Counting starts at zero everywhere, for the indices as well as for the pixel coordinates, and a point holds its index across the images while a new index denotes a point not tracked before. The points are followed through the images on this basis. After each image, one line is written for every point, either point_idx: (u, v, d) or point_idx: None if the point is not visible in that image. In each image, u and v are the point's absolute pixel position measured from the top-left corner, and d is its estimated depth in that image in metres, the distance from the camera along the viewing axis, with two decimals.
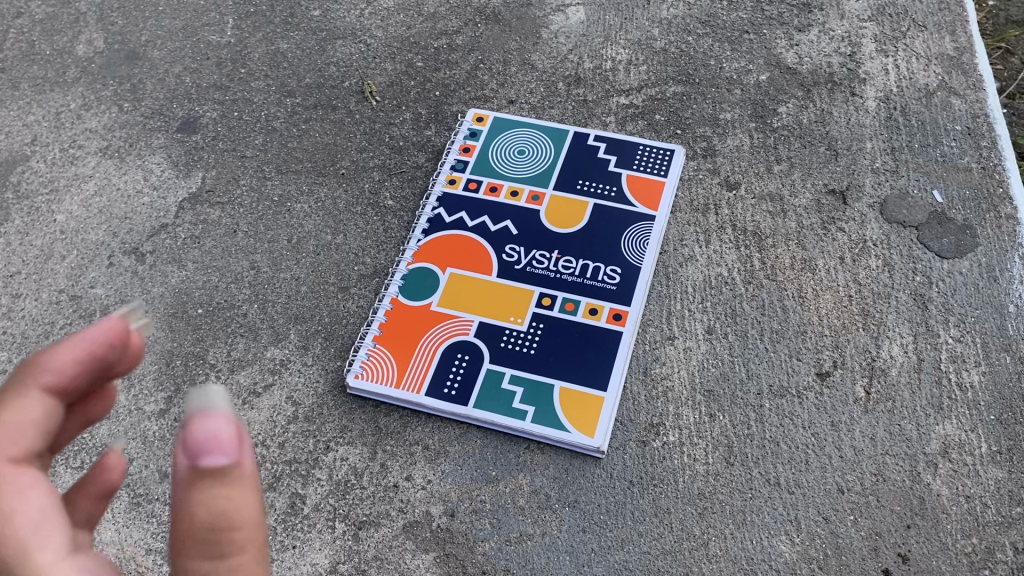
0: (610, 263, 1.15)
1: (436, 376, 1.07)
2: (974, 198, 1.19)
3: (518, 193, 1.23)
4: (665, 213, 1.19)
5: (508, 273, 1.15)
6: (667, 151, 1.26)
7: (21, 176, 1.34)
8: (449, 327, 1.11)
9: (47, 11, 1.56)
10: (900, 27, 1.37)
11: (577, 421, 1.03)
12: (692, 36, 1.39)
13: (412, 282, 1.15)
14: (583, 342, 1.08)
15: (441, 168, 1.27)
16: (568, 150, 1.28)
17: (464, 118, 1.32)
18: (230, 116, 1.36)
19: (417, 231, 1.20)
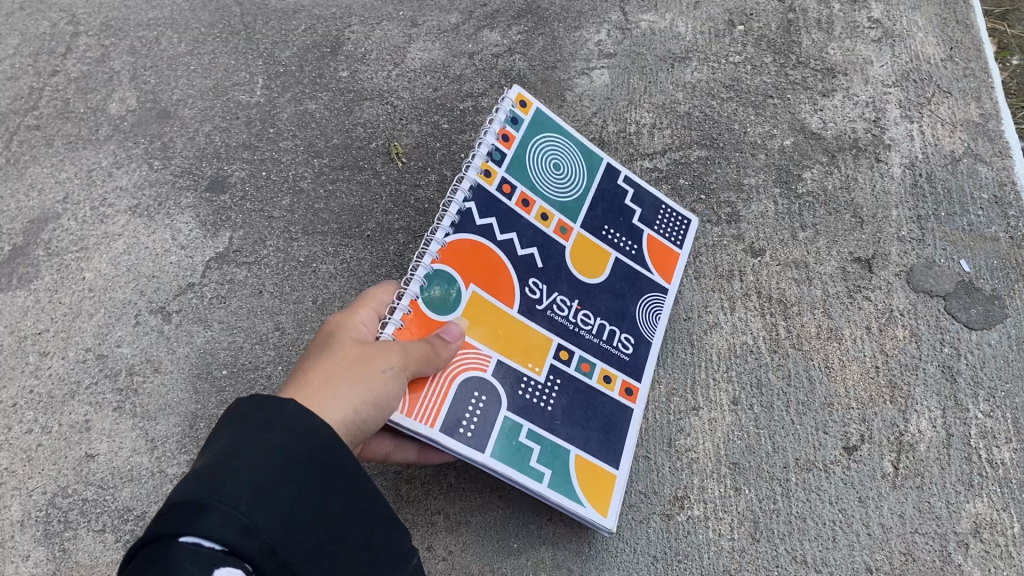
0: (625, 329, 1.09)
1: (451, 413, 0.91)
2: (1002, 268, 1.18)
3: (547, 217, 1.11)
4: (677, 289, 1.16)
5: (530, 313, 1.03)
6: (687, 219, 1.22)
7: (53, 234, 1.37)
8: (469, 356, 0.96)
9: (82, 69, 1.60)
10: (925, 93, 1.38)
11: (590, 498, 0.97)
12: (716, 100, 1.40)
13: (434, 284, 0.97)
14: (600, 413, 1.03)
15: (478, 150, 1.08)
16: (596, 183, 1.18)
17: (508, 95, 1.13)
18: (258, 175, 1.37)
19: (446, 221, 1.00)
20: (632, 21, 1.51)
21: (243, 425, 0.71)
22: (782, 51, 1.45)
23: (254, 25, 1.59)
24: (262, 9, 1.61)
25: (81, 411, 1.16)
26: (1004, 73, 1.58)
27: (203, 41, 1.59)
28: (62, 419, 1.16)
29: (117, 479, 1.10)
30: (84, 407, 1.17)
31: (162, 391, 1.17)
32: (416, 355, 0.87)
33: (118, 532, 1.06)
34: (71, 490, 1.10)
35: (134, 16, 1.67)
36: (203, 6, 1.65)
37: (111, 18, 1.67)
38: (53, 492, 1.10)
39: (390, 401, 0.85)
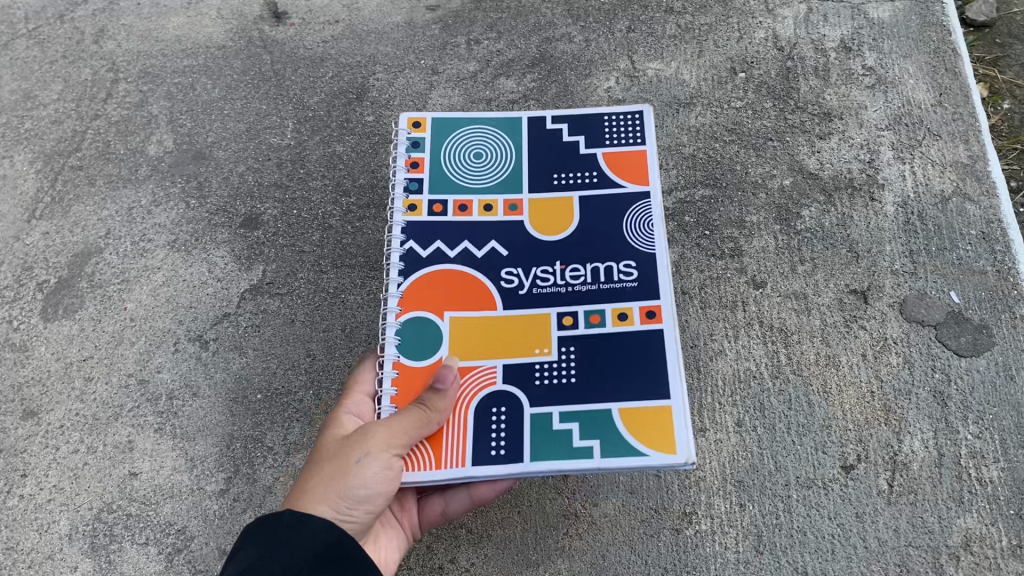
0: (622, 258, 1.07)
1: (477, 440, 0.97)
2: (989, 300, 1.25)
3: (492, 205, 1.13)
4: (657, 183, 1.13)
5: (514, 301, 1.06)
6: (636, 113, 1.19)
7: (96, 267, 1.45)
8: (474, 379, 1.01)
9: (122, 113, 1.70)
10: (916, 137, 1.46)
11: (652, 442, 0.95)
12: (719, 143, 1.49)
13: (410, 339, 1.04)
14: (628, 355, 1.01)
15: (395, 194, 1.14)
16: (527, 138, 1.19)
17: (400, 127, 1.19)
18: (289, 213, 1.46)
19: (394, 276, 1.08)
20: (640, 69, 1.61)
21: (251, 544, 0.83)
22: (781, 97, 1.54)
23: (284, 73, 1.69)
24: (291, 56, 1.71)
25: (124, 433, 1.24)
26: (994, 117, 1.69)
27: (236, 87, 1.69)
28: (106, 439, 1.24)
29: (159, 495, 1.18)
30: (126, 429, 1.25)
31: (200, 414, 1.25)
32: (398, 430, 0.92)
33: (160, 545, 1.14)
34: (116, 506, 1.18)
35: (170, 63, 1.77)
36: (235, 53, 1.75)
37: (149, 65, 1.78)
38: (99, 507, 1.18)
39: (386, 478, 0.92)
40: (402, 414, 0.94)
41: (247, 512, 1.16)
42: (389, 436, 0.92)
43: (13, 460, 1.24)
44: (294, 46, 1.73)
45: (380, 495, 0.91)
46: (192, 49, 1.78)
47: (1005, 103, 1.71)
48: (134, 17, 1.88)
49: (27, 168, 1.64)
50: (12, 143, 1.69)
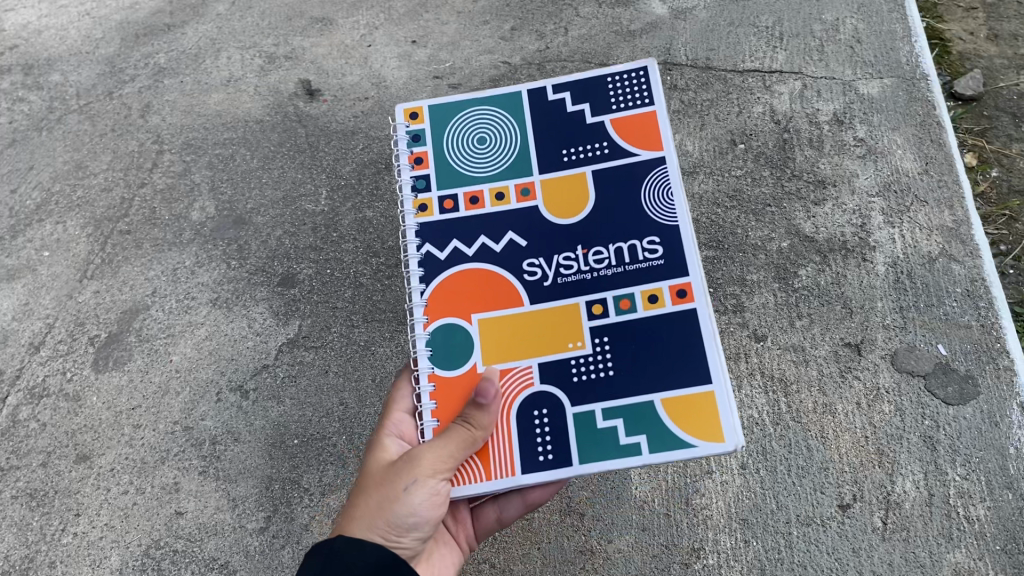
0: (646, 235, 0.98)
1: (523, 447, 0.94)
2: (975, 352, 1.34)
3: (504, 192, 1.05)
4: (672, 146, 1.02)
5: (540, 294, 0.99)
6: (640, 69, 1.06)
7: (143, 323, 1.57)
8: (512, 383, 0.97)
9: (167, 181, 1.83)
10: (904, 203, 1.58)
11: (699, 431, 0.90)
12: (720, 208, 1.61)
13: (440, 348, 1.00)
14: (665, 340, 0.95)
15: (401, 193, 1.06)
16: (529, 111, 1.08)
17: (396, 118, 1.10)
18: (323, 273, 1.58)
19: (415, 284, 1.02)
20: None
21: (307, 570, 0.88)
22: (778, 166, 1.67)
23: (317, 145, 1.82)
24: (324, 129, 1.85)
25: (171, 475, 1.35)
26: (984, 185, 1.81)
27: (273, 158, 1.82)
28: (154, 481, 1.35)
29: (203, 533, 1.29)
30: (173, 471, 1.35)
31: (241, 457, 1.35)
32: (442, 456, 0.91)
33: None
34: (163, 542, 1.29)
35: (211, 136, 1.91)
36: (272, 127, 1.89)
37: (192, 137, 1.92)
38: (148, 544, 1.29)
39: (434, 502, 0.92)
40: (447, 436, 0.92)
41: (285, 548, 1.26)
42: (434, 463, 0.91)
43: (69, 501, 1.35)
44: (327, 121, 1.87)
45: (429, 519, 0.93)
46: (231, 122, 1.93)
47: (994, 171, 1.83)
48: (178, 93, 2.04)
49: (79, 232, 1.77)
50: (64, 210, 1.83)
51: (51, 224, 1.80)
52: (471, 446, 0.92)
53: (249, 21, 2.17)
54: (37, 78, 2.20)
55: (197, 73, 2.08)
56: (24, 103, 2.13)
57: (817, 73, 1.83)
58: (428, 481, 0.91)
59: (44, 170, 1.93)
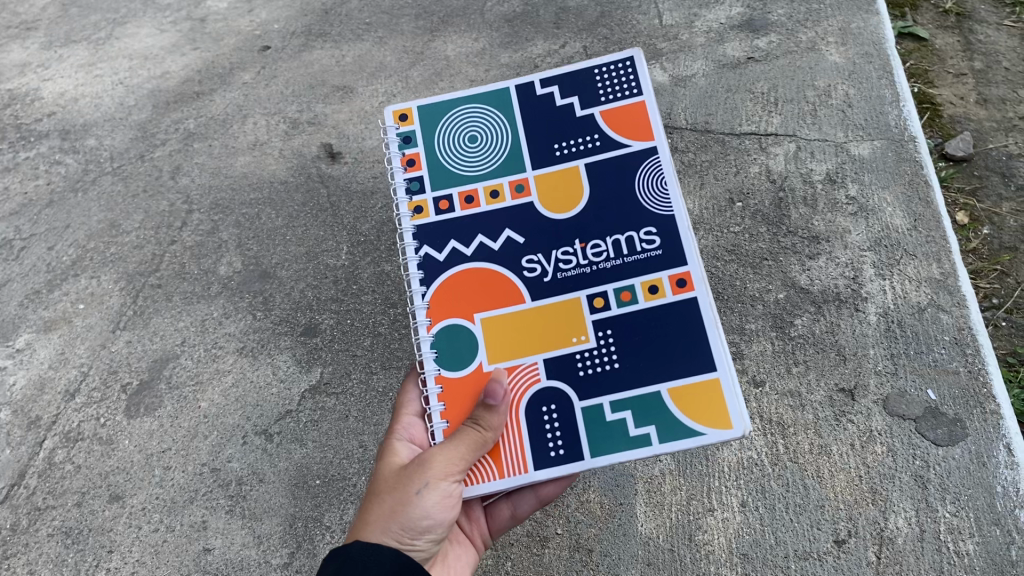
0: (642, 227, 1.07)
1: (535, 444, 1.03)
2: (963, 396, 1.42)
3: (499, 190, 1.13)
4: (662, 136, 1.11)
5: (541, 290, 1.08)
6: (626, 60, 1.13)
7: (173, 371, 1.66)
8: (520, 379, 1.06)
9: (196, 238, 1.94)
10: (894, 256, 1.66)
11: (706, 419, 1.00)
12: (719, 261, 1.72)
13: (445, 350, 1.09)
14: (667, 328, 1.04)
15: (397, 196, 1.15)
16: (519, 106, 1.16)
17: (387, 122, 1.18)
18: (344, 322, 1.67)
19: (417, 286, 1.11)
20: None
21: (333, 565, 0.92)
22: (774, 223, 1.78)
23: (338, 203, 1.93)
24: (345, 189, 1.96)
25: (199, 514, 1.42)
26: (975, 243, 1.89)
27: (297, 216, 1.93)
28: (183, 519, 1.42)
29: (230, 568, 1.36)
30: (201, 510, 1.43)
31: (266, 497, 1.42)
32: (454, 458, 0.99)
33: None
34: None
35: (238, 195, 2.02)
36: (296, 187, 2.00)
37: (220, 197, 2.03)
38: None
39: (446, 504, 1.00)
40: (459, 438, 1.00)
41: None
42: (446, 465, 0.99)
43: (102, 538, 1.42)
44: (348, 181, 1.98)
45: (442, 521, 1.00)
46: (257, 183, 2.04)
47: (985, 228, 1.92)
48: (206, 156, 2.16)
49: (113, 286, 1.87)
50: (98, 265, 1.93)
51: (86, 278, 1.90)
52: (481, 446, 1.01)
53: (275, 89, 2.32)
54: (73, 143, 2.33)
55: (225, 137, 2.21)
56: (61, 166, 2.26)
57: (810, 136, 1.96)
58: (441, 482, 0.99)
59: (79, 228, 2.04)
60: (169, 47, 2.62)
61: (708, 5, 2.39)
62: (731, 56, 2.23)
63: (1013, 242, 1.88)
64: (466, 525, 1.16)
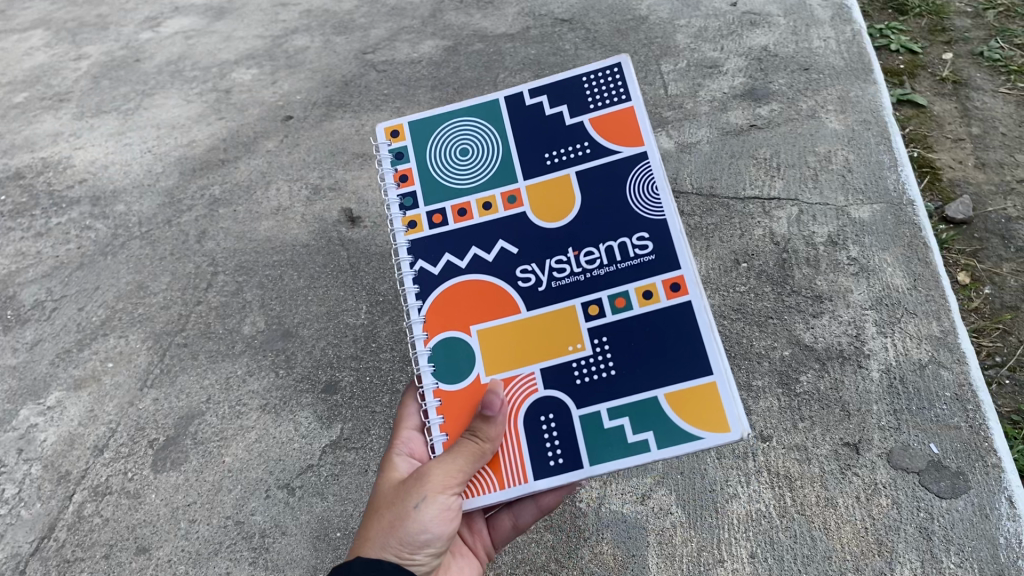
0: (635, 234, 1.11)
1: (533, 456, 1.08)
2: (965, 450, 1.46)
3: (491, 202, 1.19)
4: (652, 141, 1.15)
5: (535, 300, 1.13)
6: (614, 66, 1.17)
7: (198, 427, 1.71)
8: (517, 389, 1.11)
9: (221, 299, 2.02)
10: (895, 314, 1.72)
11: (705, 424, 1.03)
12: (726, 320, 1.78)
13: (442, 364, 1.15)
14: (662, 333, 1.08)
15: (392, 212, 1.21)
16: (509, 118, 1.21)
17: (380, 139, 1.25)
18: (364, 379, 1.73)
19: (413, 301, 1.17)
20: None
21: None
22: (778, 283, 1.85)
23: (358, 265, 2.01)
24: (364, 252, 2.04)
25: (223, 565, 1.46)
26: (976, 302, 1.94)
27: (318, 277, 2.01)
28: (207, 571, 1.46)
29: None
30: (225, 562, 1.47)
31: (288, 549, 1.47)
32: (451, 471, 1.03)
33: None
34: None
35: (262, 258, 2.11)
36: (317, 250, 2.09)
37: (244, 260, 2.12)
38: None
39: (445, 518, 1.04)
40: (458, 451, 1.05)
41: None
42: (444, 480, 1.03)
43: None
44: (367, 244, 2.06)
45: (442, 533, 1.04)
46: (280, 246, 2.13)
47: (986, 288, 1.97)
48: (231, 221, 2.25)
49: (140, 345, 1.94)
50: (127, 325, 2.00)
51: (115, 337, 1.98)
52: (479, 458, 1.05)
53: (297, 157, 2.42)
54: (103, 208, 2.42)
55: (249, 203, 2.30)
56: (91, 231, 2.34)
57: (812, 199, 2.04)
58: (439, 497, 1.03)
59: (109, 290, 2.12)
60: (196, 117, 2.75)
61: (712, 75, 2.56)
62: (734, 124, 2.35)
63: (1014, 301, 1.93)
64: (468, 538, 1.22)
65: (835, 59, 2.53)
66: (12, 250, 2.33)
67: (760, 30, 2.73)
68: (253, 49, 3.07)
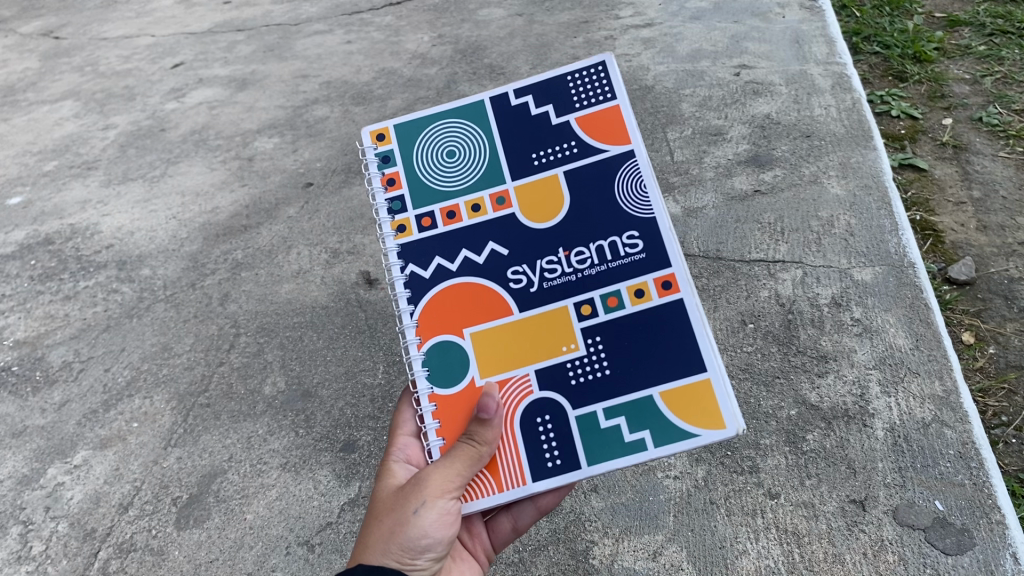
0: (626, 233, 1.20)
1: (530, 458, 1.17)
2: (969, 506, 1.49)
3: (481, 204, 1.28)
4: (638, 138, 1.24)
5: (526, 300, 1.22)
6: (599, 64, 1.26)
7: (220, 485, 1.76)
8: (513, 390, 1.19)
9: (243, 360, 2.08)
10: (898, 374, 1.77)
11: (700, 422, 1.13)
12: (734, 379, 1.83)
13: (434, 368, 1.23)
14: (655, 330, 1.18)
15: (382, 217, 1.30)
16: (495, 118, 1.30)
17: (368, 144, 1.33)
18: (381, 437, 1.78)
19: (406, 306, 1.25)
20: None
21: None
22: (784, 343, 1.90)
23: (376, 326, 2.08)
24: (381, 314, 2.11)
25: None
26: (981, 361, 1.98)
27: (337, 338, 2.07)
28: None
29: None
30: None
31: None
32: (448, 476, 1.11)
33: None
34: None
35: (283, 320, 2.18)
36: (336, 311, 2.16)
37: (265, 322, 2.19)
38: None
39: (444, 521, 1.11)
40: (455, 455, 1.12)
41: None
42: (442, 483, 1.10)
43: None
44: (384, 306, 2.13)
45: (441, 538, 1.10)
46: (300, 308, 2.20)
47: (990, 348, 2.02)
48: (253, 284, 2.33)
49: (165, 405, 2.00)
50: (151, 386, 2.07)
51: (140, 398, 2.04)
52: (476, 461, 1.13)
53: (317, 222, 2.51)
54: (129, 272, 2.51)
55: (271, 267, 2.38)
56: (118, 294, 2.43)
57: (816, 262, 2.11)
58: (438, 499, 1.10)
59: (134, 351, 2.19)
60: (219, 184, 2.85)
61: (717, 142, 2.66)
62: (739, 189, 2.43)
63: (1019, 361, 1.97)
64: (467, 541, 1.29)
65: (836, 126, 2.62)
66: (41, 313, 2.41)
67: (763, 99, 2.83)
68: (275, 119, 3.19)
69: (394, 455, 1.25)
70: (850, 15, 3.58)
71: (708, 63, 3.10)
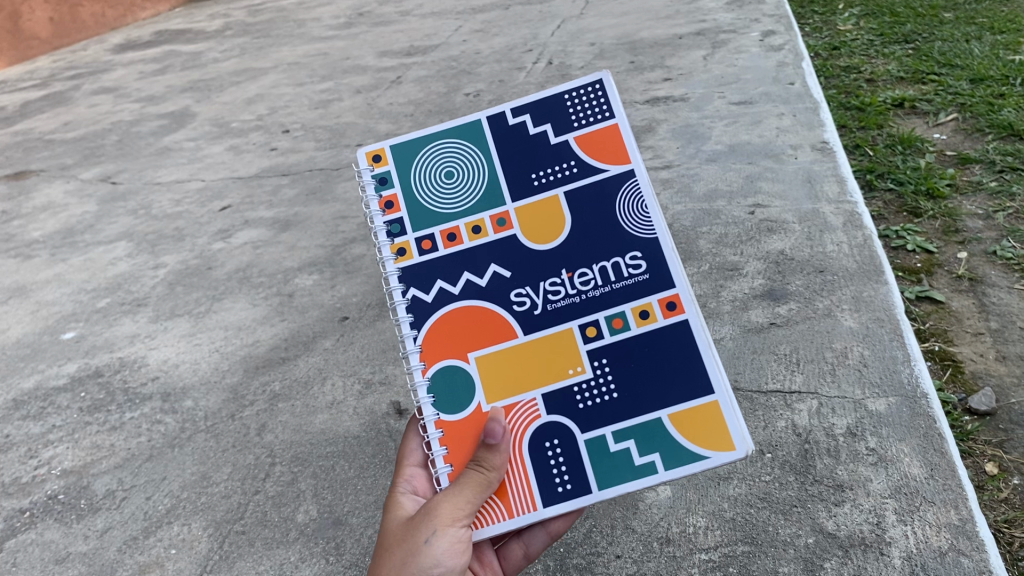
0: (629, 256, 1.45)
1: (541, 487, 1.40)
2: None
3: (482, 226, 1.52)
4: (635, 159, 1.49)
5: (530, 323, 1.46)
6: (597, 84, 1.50)
7: None
8: (520, 415, 1.44)
9: (277, 488, 2.17)
10: (914, 503, 1.81)
11: (712, 446, 1.36)
12: (753, 507, 1.88)
13: (440, 395, 1.46)
14: (658, 346, 1.42)
15: (384, 241, 1.53)
16: (493, 139, 1.54)
17: (366, 166, 1.57)
18: None
19: (411, 332, 1.49)
20: None
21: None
22: (801, 472, 1.95)
23: None
24: None
25: None
26: (1005, 491, 2.00)
27: (367, 467, 2.16)
28: None
29: None
30: None
31: None
32: (456, 506, 1.31)
33: None
34: None
35: (316, 449, 2.27)
36: (367, 440, 2.25)
37: (300, 451, 2.28)
38: None
39: (456, 548, 1.31)
40: (466, 482, 1.34)
41: None
42: (452, 513, 1.31)
43: None
44: None
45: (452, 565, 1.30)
46: (332, 436, 2.30)
47: (1014, 477, 2.04)
48: (289, 414, 2.44)
49: (201, 532, 2.08)
50: (190, 513, 2.15)
51: (178, 525, 2.12)
52: (484, 487, 1.35)
53: (351, 354, 2.65)
54: (173, 403, 2.64)
55: (306, 397, 2.50)
56: (161, 424, 2.55)
57: (831, 393, 2.18)
58: (450, 528, 1.30)
59: (174, 479, 2.29)
60: (260, 319, 3.01)
61: (733, 277, 2.78)
62: (756, 321, 2.53)
63: None
64: (480, 568, 1.50)
65: (848, 261, 2.73)
66: (87, 442, 2.53)
67: (777, 235, 2.97)
68: (315, 256, 3.38)
69: (401, 486, 1.46)
70: (864, 154, 3.76)
71: (724, 203, 3.27)
